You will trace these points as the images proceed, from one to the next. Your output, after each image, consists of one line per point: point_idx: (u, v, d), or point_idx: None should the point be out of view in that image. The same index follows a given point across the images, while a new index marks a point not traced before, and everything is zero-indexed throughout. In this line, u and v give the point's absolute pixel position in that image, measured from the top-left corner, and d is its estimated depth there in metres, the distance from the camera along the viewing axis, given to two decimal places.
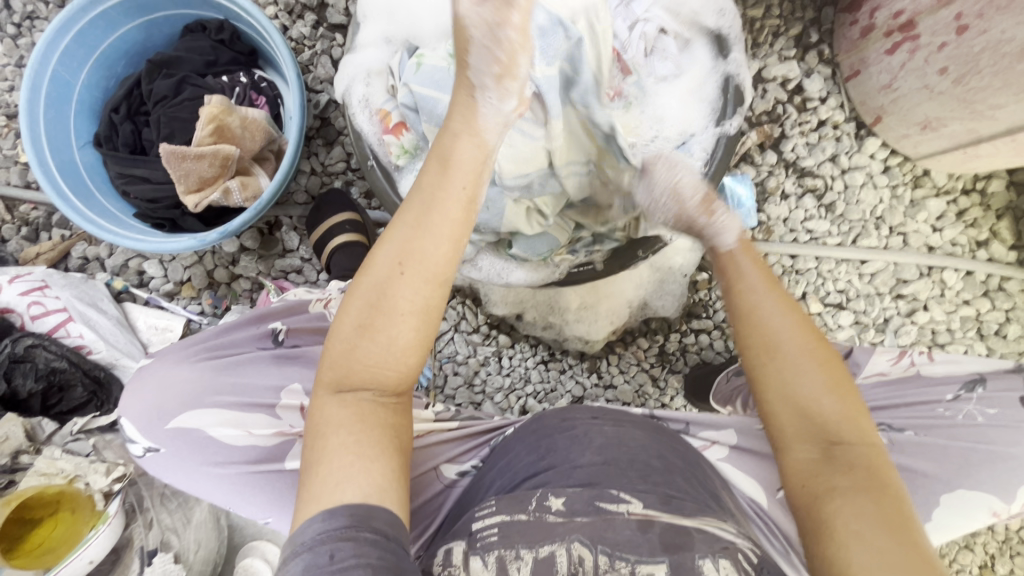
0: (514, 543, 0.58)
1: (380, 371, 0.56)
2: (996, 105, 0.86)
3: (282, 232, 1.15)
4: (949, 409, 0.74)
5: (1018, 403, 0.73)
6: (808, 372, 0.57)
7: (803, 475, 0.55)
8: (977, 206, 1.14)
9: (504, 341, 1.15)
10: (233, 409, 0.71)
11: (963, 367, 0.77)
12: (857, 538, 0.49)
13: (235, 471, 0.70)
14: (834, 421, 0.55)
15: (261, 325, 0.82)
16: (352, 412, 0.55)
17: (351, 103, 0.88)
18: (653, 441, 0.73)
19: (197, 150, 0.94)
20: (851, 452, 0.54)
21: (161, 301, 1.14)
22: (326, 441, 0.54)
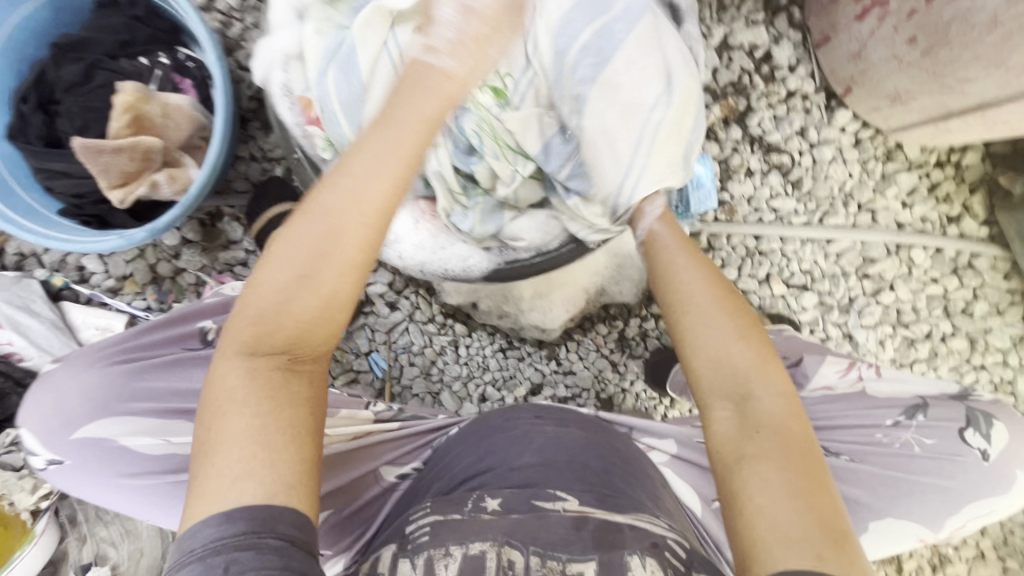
0: (444, 541, 0.57)
1: (311, 326, 0.53)
2: (966, 80, 0.79)
3: (223, 224, 1.10)
4: (886, 435, 0.71)
5: (957, 435, 0.70)
6: (725, 330, 0.60)
7: (719, 431, 0.57)
8: (949, 179, 1.09)
9: (461, 329, 1.13)
10: (151, 418, 0.70)
11: (908, 391, 0.73)
12: (763, 503, 0.52)
13: (147, 481, 0.69)
14: (753, 385, 0.58)
15: (188, 323, 0.79)
16: (269, 376, 0.51)
17: (271, 92, 0.81)
18: (595, 440, 0.72)
19: (115, 143, 0.88)
20: (766, 416, 0.56)
21: (104, 297, 1.10)
22: (239, 424, 0.49)
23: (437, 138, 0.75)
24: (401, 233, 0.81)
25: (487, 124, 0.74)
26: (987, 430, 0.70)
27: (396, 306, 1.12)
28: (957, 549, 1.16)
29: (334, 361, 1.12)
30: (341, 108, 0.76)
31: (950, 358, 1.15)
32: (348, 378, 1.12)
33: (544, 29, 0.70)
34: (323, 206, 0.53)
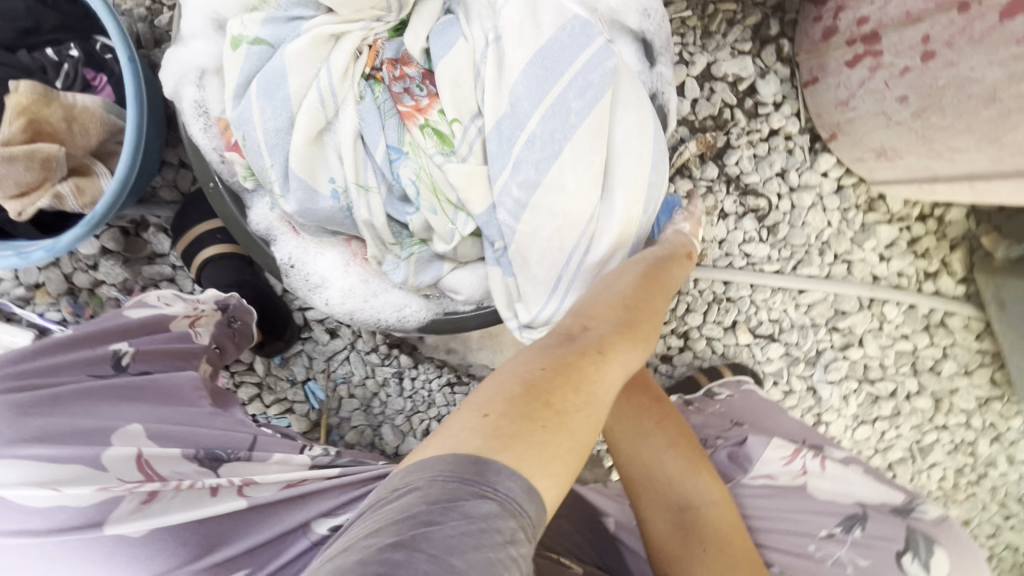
0: None
1: (503, 388, 0.44)
2: (956, 148, 0.72)
3: (149, 234, 1.00)
4: (818, 548, 0.67)
5: (893, 561, 0.64)
6: (662, 434, 0.67)
7: (666, 552, 0.60)
8: (931, 234, 1.04)
9: (405, 361, 1.05)
10: (38, 462, 0.55)
11: (849, 499, 0.69)
12: None
13: (33, 542, 0.53)
14: (684, 495, 0.63)
15: (101, 345, 0.71)
16: (475, 407, 0.43)
17: (183, 110, 0.70)
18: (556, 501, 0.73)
19: (6, 151, 0.77)
20: (703, 532, 0.61)
21: (13, 307, 1.01)
22: (465, 420, 0.42)
23: (360, 182, 0.66)
24: (327, 276, 0.75)
25: (425, 172, 0.65)
26: (927, 558, 0.64)
27: (337, 333, 1.04)
28: None
29: (266, 390, 1.04)
30: (265, 139, 0.63)
31: (913, 417, 1.12)
32: (281, 409, 1.04)
33: (496, 77, 0.63)
34: (607, 377, 0.48)
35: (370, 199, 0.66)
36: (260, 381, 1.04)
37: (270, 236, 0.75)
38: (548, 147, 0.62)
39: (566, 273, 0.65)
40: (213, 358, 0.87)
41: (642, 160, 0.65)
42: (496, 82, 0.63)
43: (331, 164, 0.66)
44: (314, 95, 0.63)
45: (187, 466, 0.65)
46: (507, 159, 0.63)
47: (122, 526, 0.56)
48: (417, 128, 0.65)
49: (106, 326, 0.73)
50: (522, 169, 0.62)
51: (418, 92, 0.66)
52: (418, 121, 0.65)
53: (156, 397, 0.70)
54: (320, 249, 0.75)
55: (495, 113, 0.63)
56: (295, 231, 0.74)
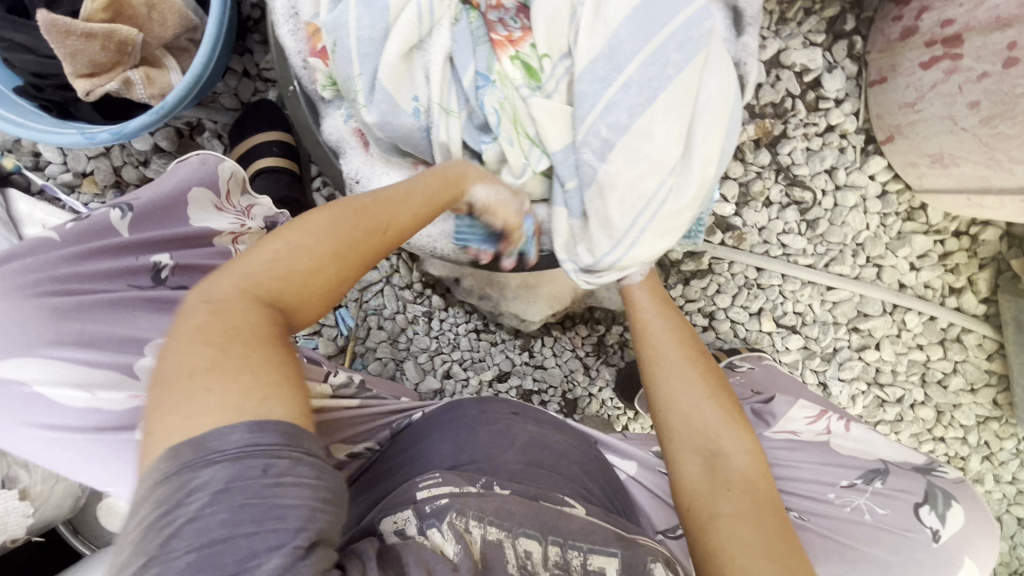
0: (466, 512, 0.54)
1: (203, 335, 0.38)
2: (1018, 159, 0.74)
3: (202, 139, 1.00)
4: (838, 496, 0.70)
5: (911, 509, 0.68)
6: (691, 383, 0.69)
7: (691, 496, 0.62)
8: (962, 251, 1.06)
9: (437, 302, 1.08)
10: (73, 364, 0.51)
11: (872, 454, 0.74)
12: (740, 553, 0.54)
13: (69, 436, 0.51)
14: (710, 440, 0.65)
15: (138, 253, 0.60)
16: (185, 375, 0.36)
17: (276, 11, 0.71)
18: (573, 446, 0.77)
19: (86, 26, 0.77)
20: (728, 477, 0.61)
21: (58, 191, 1.01)
22: (203, 366, 0.37)
23: (445, 104, 0.67)
24: None
25: (510, 103, 0.67)
26: (944, 511, 0.67)
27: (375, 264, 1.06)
28: None
29: None
30: (357, 46, 0.64)
31: (914, 425, 1.16)
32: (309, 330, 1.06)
33: (593, 19, 0.64)
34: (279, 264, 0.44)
35: (451, 123, 0.68)
36: None
37: (340, 149, 0.77)
38: (643, 93, 0.63)
39: (641, 219, 0.66)
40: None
41: (721, 123, 0.67)
42: (591, 24, 0.64)
43: (420, 84, 0.67)
44: (411, 11, 0.64)
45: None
46: (597, 100, 0.64)
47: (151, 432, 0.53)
48: (509, 58, 0.66)
49: (149, 228, 0.62)
50: (614, 111, 0.63)
51: (512, 23, 0.67)
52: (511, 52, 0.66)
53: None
54: (385, 168, 0.76)
55: (589, 54, 0.64)
56: (365, 146, 0.76)
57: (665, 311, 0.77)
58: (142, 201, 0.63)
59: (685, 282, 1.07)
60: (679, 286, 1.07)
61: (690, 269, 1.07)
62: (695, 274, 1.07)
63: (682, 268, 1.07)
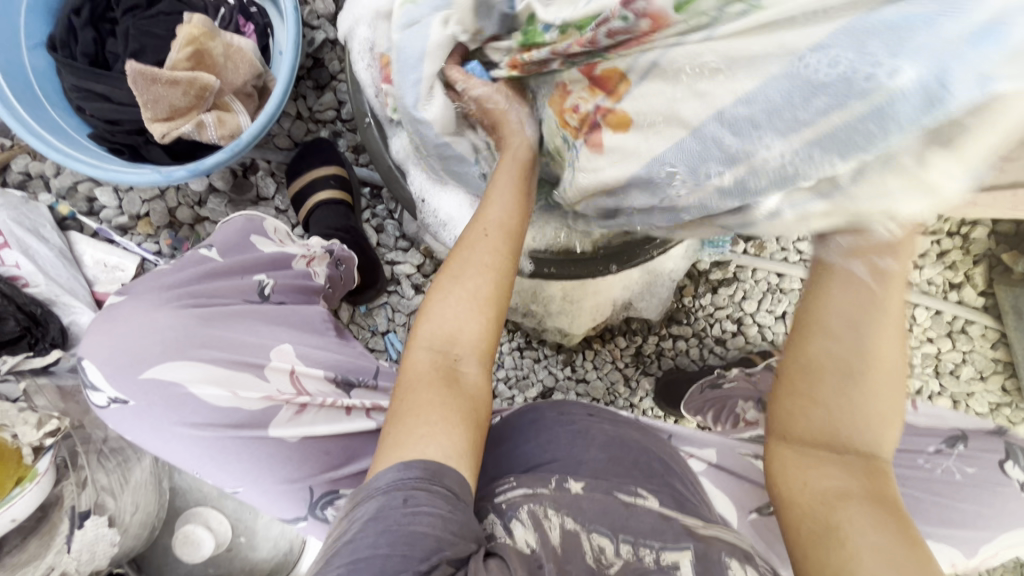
0: (544, 501, 0.55)
1: (409, 366, 0.57)
2: None
3: (257, 177, 1.06)
4: (929, 461, 0.72)
5: (997, 465, 0.71)
6: (881, 384, 0.52)
7: (815, 475, 0.53)
8: (958, 248, 1.17)
9: None
10: (218, 365, 0.60)
11: (947, 424, 0.76)
12: (872, 546, 0.47)
13: (210, 435, 0.58)
14: (864, 436, 0.53)
15: (245, 275, 0.71)
16: (418, 384, 0.55)
17: (353, 48, 0.80)
18: (649, 443, 0.70)
19: (171, 74, 0.84)
20: (865, 467, 0.53)
21: (112, 234, 1.04)
22: (410, 398, 0.54)
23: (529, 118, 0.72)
24: (452, 215, 0.83)
25: None
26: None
27: (422, 289, 1.10)
28: None
29: None
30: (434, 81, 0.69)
31: None
32: None
33: None
34: (445, 299, 0.59)
35: None
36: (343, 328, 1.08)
37: (404, 168, 0.83)
38: None
39: None
40: (328, 299, 0.88)
41: None
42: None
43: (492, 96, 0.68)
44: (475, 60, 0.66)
45: (329, 387, 0.65)
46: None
47: (284, 431, 0.60)
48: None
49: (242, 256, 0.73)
50: None
51: None
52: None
53: (299, 324, 0.71)
54: (445, 187, 0.82)
55: None
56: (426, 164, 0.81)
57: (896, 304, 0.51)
58: (224, 236, 0.74)
59: (714, 291, 1.16)
60: (708, 294, 1.15)
61: (718, 277, 1.16)
62: (722, 283, 1.16)
63: (710, 277, 1.15)
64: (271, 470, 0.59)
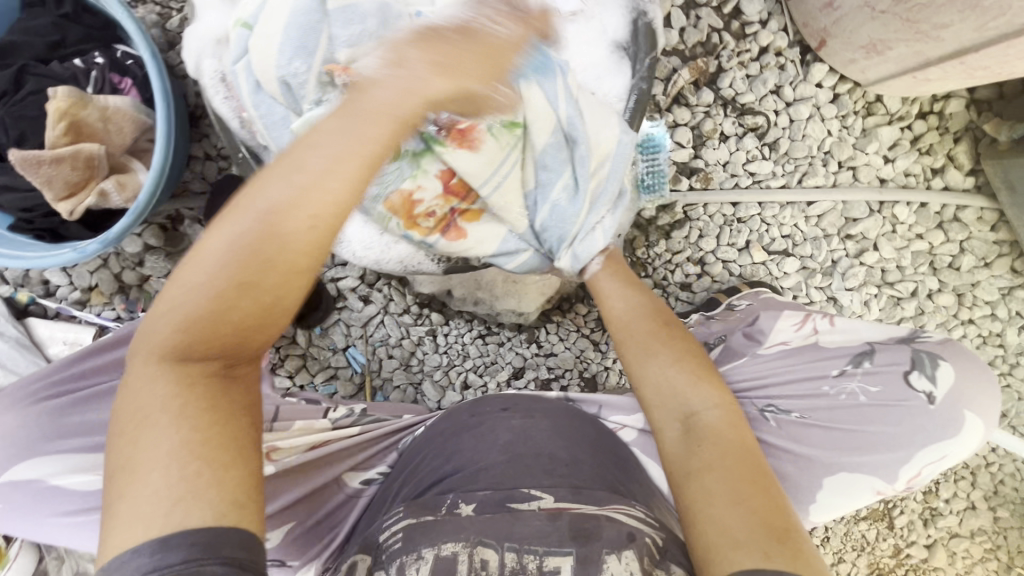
0: (417, 544, 0.56)
1: (139, 385, 0.48)
2: (942, 25, 0.74)
3: (185, 227, 1.07)
4: (832, 387, 0.73)
5: (900, 378, 0.71)
6: (660, 356, 0.74)
7: (671, 459, 0.68)
8: (933, 130, 1.05)
9: (437, 319, 1.11)
10: (80, 454, 0.68)
11: (857, 339, 0.76)
12: (714, 513, 0.60)
13: (77, 520, 0.66)
14: (685, 406, 0.70)
15: (133, 342, 0.79)
16: (187, 386, 0.48)
17: (205, 82, 0.76)
18: (560, 430, 0.71)
19: (54, 153, 0.84)
20: (715, 438, 0.67)
21: (72, 310, 1.09)
22: (147, 432, 0.47)
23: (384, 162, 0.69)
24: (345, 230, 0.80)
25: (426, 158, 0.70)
26: (932, 372, 0.71)
27: (369, 299, 1.10)
28: (950, 499, 1.21)
29: (311, 360, 1.11)
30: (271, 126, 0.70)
31: (937, 315, 1.13)
32: (326, 375, 1.11)
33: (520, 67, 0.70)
34: (192, 290, 0.49)
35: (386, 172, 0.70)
36: (303, 352, 1.11)
37: None
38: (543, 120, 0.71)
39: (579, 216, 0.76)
40: None
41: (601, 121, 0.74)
42: (539, 101, 0.69)
43: None
44: (319, 28, 0.65)
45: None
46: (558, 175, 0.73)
47: None
48: (488, 137, 0.69)
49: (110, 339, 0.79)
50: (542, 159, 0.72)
51: None
52: (472, 147, 0.69)
53: None
54: None
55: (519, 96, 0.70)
56: None
57: (633, 291, 0.81)
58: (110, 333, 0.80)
59: (668, 236, 1.08)
60: (663, 241, 1.08)
61: (668, 222, 1.08)
62: (675, 226, 1.08)
63: (660, 223, 1.08)
64: None
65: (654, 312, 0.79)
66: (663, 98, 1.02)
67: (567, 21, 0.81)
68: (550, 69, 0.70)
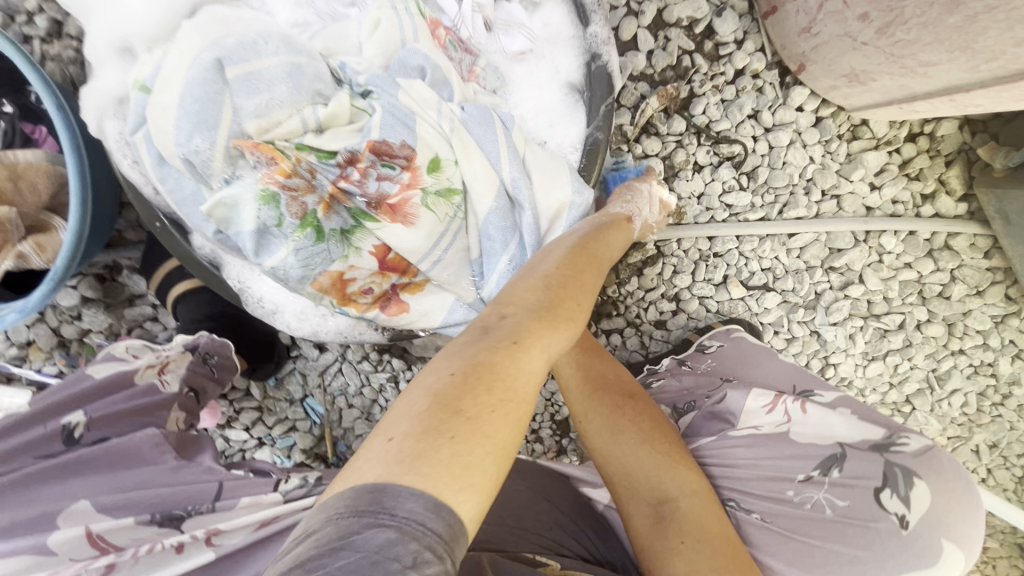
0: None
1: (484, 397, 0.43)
2: (928, 62, 0.67)
3: (124, 277, 1.00)
4: (798, 493, 0.65)
5: (873, 497, 0.61)
6: (634, 431, 0.69)
7: (648, 554, 0.62)
8: (923, 153, 0.97)
9: (398, 364, 1.04)
10: None
11: (829, 438, 0.67)
12: None
13: None
14: (659, 489, 0.65)
15: (51, 420, 0.67)
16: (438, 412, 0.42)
17: (111, 147, 0.68)
18: (535, 492, 0.72)
19: None
20: (694, 528, 0.62)
21: (9, 367, 1.02)
22: (379, 442, 0.41)
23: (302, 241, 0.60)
24: (282, 302, 0.74)
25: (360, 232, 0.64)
26: (908, 493, 0.61)
27: (325, 347, 1.04)
28: None
29: (267, 412, 1.05)
30: (181, 203, 0.63)
31: (926, 346, 1.07)
32: (284, 428, 1.06)
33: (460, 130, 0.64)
34: (522, 371, 0.46)
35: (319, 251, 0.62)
36: (259, 405, 1.05)
37: (218, 260, 0.72)
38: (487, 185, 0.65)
39: None
40: (190, 405, 0.78)
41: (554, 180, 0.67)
42: (477, 163, 0.64)
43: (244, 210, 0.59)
44: (221, 98, 0.57)
45: (146, 531, 0.63)
46: (505, 248, 0.66)
47: None
48: (423, 210, 0.63)
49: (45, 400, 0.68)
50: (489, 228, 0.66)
51: (390, 172, 0.61)
52: (407, 222, 0.63)
53: (111, 463, 0.65)
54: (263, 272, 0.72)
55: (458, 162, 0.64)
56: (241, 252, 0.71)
57: (589, 354, 0.76)
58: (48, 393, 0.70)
59: (640, 273, 1.02)
60: (634, 279, 1.02)
61: (640, 258, 1.01)
62: (647, 262, 1.02)
63: (631, 260, 1.01)
64: None
65: (622, 380, 0.75)
66: (631, 128, 0.94)
67: (515, 61, 0.72)
68: (490, 127, 0.65)
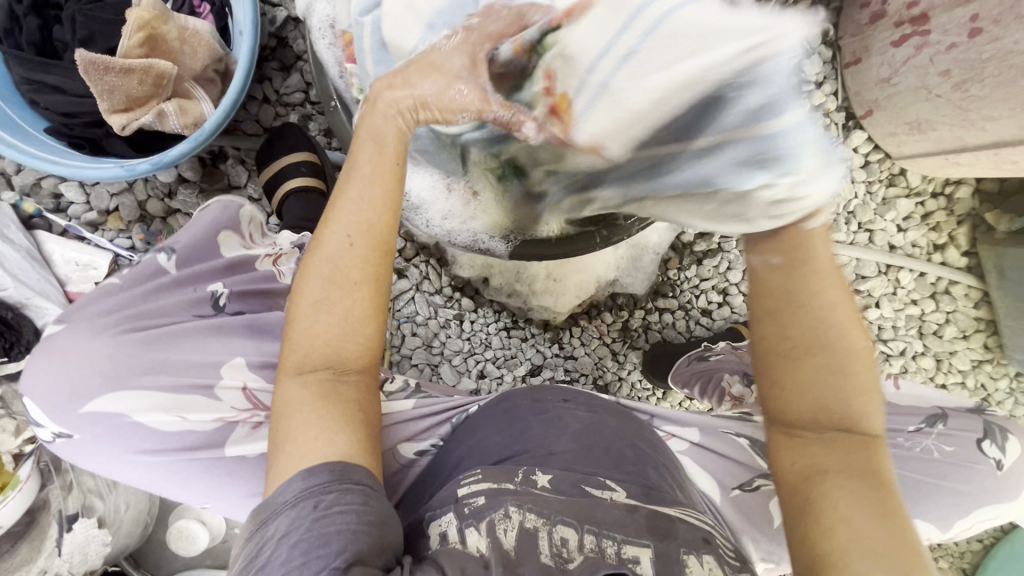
0: (502, 502, 0.57)
1: (322, 376, 0.57)
2: (989, 117, 0.85)
3: (226, 166, 1.03)
4: (909, 440, 0.77)
5: (975, 443, 0.76)
6: (837, 362, 0.54)
7: (793, 456, 0.55)
8: (941, 209, 1.17)
9: (467, 304, 1.12)
10: (161, 391, 0.61)
11: (928, 403, 0.81)
12: (846, 524, 0.49)
13: (167, 459, 0.62)
14: (834, 400, 0.54)
15: (197, 286, 0.69)
16: (318, 388, 0.57)
17: (312, 25, 0.74)
18: (625, 429, 0.72)
19: (124, 62, 0.80)
20: (847, 437, 0.54)
21: (82, 230, 1.01)
22: (289, 447, 0.55)
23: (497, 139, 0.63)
24: (428, 200, 0.81)
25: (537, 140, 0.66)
26: (1002, 443, 0.77)
27: (403, 273, 1.09)
28: None
29: None
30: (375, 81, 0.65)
31: (917, 375, 1.24)
32: None
33: None
34: (310, 325, 0.58)
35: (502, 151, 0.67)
36: None
37: None
38: None
39: None
40: None
41: None
42: None
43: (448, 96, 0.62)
44: None
45: None
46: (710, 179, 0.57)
47: (239, 449, 0.63)
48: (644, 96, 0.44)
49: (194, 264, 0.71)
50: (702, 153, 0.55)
51: None
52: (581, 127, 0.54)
53: (256, 330, 0.69)
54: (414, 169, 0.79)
55: None
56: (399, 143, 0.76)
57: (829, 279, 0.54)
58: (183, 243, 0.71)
59: (699, 262, 1.15)
60: (694, 266, 1.15)
61: (703, 249, 1.14)
62: (707, 254, 1.15)
63: (695, 249, 1.14)
64: (233, 490, 0.63)
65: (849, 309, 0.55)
66: None
67: None
68: None
